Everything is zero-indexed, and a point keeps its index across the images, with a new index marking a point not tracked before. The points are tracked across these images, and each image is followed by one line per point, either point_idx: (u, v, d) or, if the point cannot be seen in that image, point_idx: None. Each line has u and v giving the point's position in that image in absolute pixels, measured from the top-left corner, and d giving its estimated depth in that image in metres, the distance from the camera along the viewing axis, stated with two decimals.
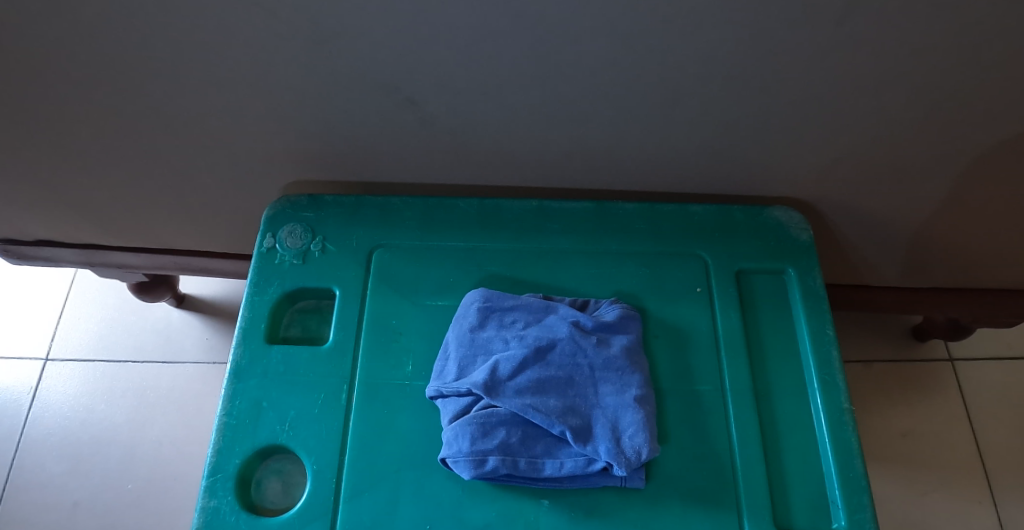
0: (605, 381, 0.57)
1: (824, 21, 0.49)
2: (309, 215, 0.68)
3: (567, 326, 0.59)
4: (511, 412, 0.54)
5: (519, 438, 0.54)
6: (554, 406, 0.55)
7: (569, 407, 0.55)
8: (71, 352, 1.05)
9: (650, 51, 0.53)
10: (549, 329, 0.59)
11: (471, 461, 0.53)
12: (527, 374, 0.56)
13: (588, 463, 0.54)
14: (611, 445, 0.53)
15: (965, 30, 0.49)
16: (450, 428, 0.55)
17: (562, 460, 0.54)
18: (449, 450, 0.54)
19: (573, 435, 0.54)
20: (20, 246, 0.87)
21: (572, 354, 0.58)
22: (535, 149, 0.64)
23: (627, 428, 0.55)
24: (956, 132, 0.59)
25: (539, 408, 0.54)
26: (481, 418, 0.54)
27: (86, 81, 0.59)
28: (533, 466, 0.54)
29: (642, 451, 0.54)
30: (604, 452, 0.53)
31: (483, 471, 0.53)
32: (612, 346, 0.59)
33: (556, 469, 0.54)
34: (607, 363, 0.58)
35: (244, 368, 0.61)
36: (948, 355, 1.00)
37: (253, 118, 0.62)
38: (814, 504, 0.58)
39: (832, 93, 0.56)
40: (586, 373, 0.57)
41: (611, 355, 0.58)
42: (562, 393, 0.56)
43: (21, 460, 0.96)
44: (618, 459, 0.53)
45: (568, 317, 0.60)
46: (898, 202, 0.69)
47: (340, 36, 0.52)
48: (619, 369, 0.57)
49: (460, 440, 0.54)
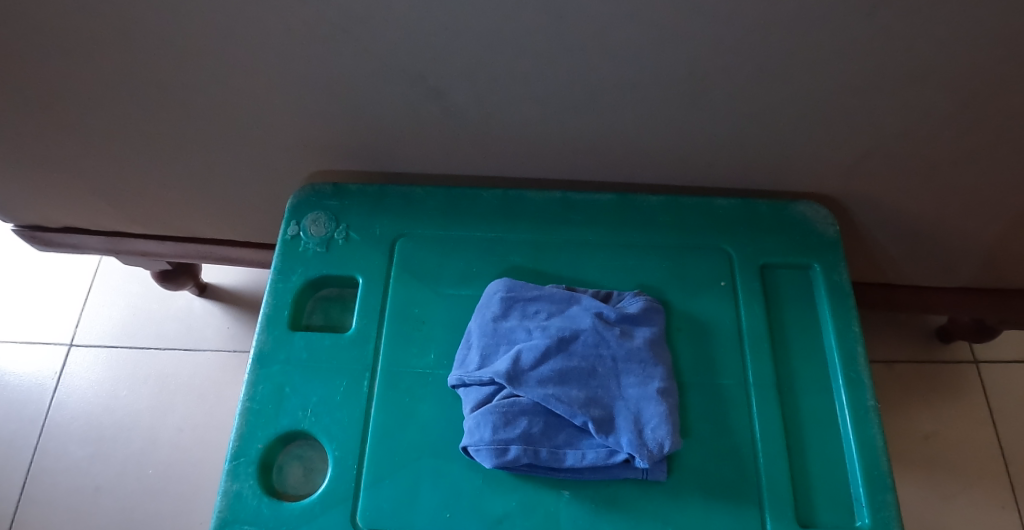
0: (628, 374, 0.57)
1: (855, 15, 0.49)
2: (333, 203, 0.68)
3: (590, 317, 0.59)
4: (534, 402, 0.54)
5: (542, 429, 0.54)
6: (577, 397, 0.55)
7: (591, 398, 0.55)
8: (95, 338, 1.06)
9: (675, 42, 0.52)
10: (572, 320, 0.59)
11: (493, 450, 0.53)
12: (550, 364, 0.56)
13: (610, 455, 0.53)
14: (633, 437, 0.53)
15: (1000, 24, 0.48)
16: (472, 417, 0.55)
17: (584, 451, 0.54)
18: (472, 439, 0.54)
19: (595, 426, 0.54)
20: (46, 233, 0.89)
21: (595, 345, 0.58)
22: (558, 141, 0.64)
23: (650, 420, 0.54)
24: (988, 128, 0.58)
25: (561, 398, 0.54)
26: (504, 407, 0.54)
27: (114, 70, 0.60)
28: (555, 456, 0.54)
29: (664, 443, 0.53)
30: (626, 443, 0.53)
31: (505, 459, 0.53)
32: (635, 338, 0.58)
33: (578, 459, 0.53)
34: (630, 355, 0.57)
35: (267, 354, 0.62)
36: (975, 357, 0.99)
37: (277, 109, 0.63)
38: (836, 500, 0.58)
39: (864, 87, 0.55)
40: (609, 365, 0.57)
41: (634, 346, 0.58)
42: (585, 384, 0.56)
43: (46, 443, 0.98)
44: (641, 450, 0.53)
45: (591, 308, 0.60)
46: (927, 198, 0.68)
47: (365, 26, 0.52)
48: (641, 361, 0.57)
49: (482, 428, 0.54)
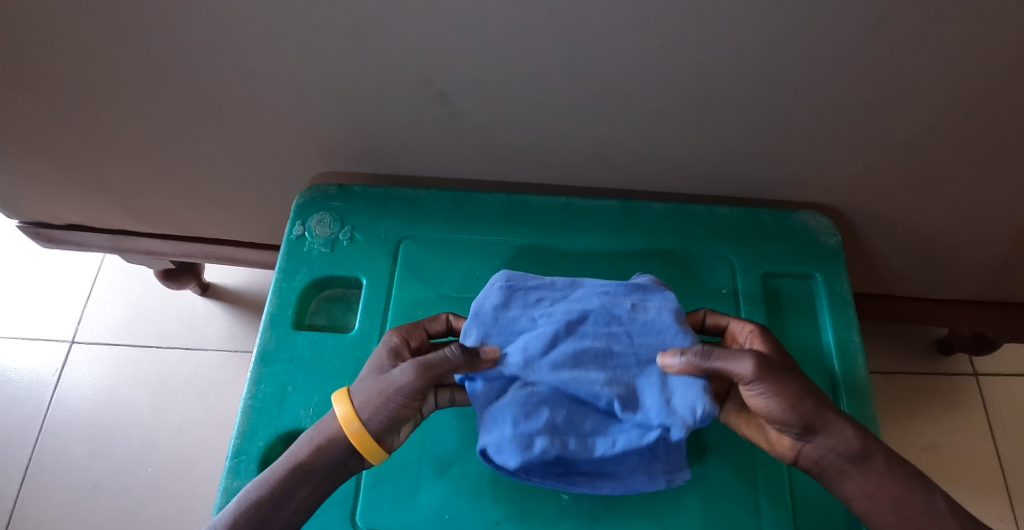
0: (647, 348, 0.53)
1: (859, 27, 0.49)
2: (338, 204, 0.69)
3: (598, 297, 0.55)
4: (551, 388, 0.51)
5: (566, 418, 0.51)
6: (597, 377, 0.51)
7: (612, 377, 0.51)
8: (96, 336, 1.06)
9: (681, 51, 0.53)
10: (579, 302, 0.55)
11: (518, 447, 0.50)
12: (562, 347, 0.52)
13: (643, 434, 0.50)
14: (661, 409, 0.50)
15: (1001, 38, 0.49)
16: (489, 416, 0.52)
17: (613, 437, 0.51)
18: (491, 437, 0.51)
19: (621, 405, 0.50)
20: (51, 230, 0.89)
21: (607, 323, 0.54)
22: (563, 146, 0.65)
23: (677, 390, 0.50)
24: (989, 141, 0.59)
25: (581, 380, 0.51)
26: (521, 399, 0.51)
27: (124, 69, 0.60)
28: (584, 446, 0.51)
29: (696, 407, 0.49)
30: (655, 417, 0.50)
31: (533, 454, 0.50)
32: (648, 310, 0.54)
33: (608, 447, 0.51)
34: (646, 328, 0.53)
35: (270, 352, 0.62)
36: (975, 370, 0.99)
37: (285, 110, 0.63)
38: (835, 508, 0.58)
39: (867, 98, 0.56)
40: (625, 342, 0.53)
41: (649, 319, 0.54)
42: (603, 364, 0.52)
43: (46, 439, 0.98)
44: (672, 420, 0.49)
45: (597, 289, 0.56)
46: (927, 210, 0.68)
47: (375, 29, 0.53)
48: (661, 331, 0.53)
49: (501, 425, 0.51)
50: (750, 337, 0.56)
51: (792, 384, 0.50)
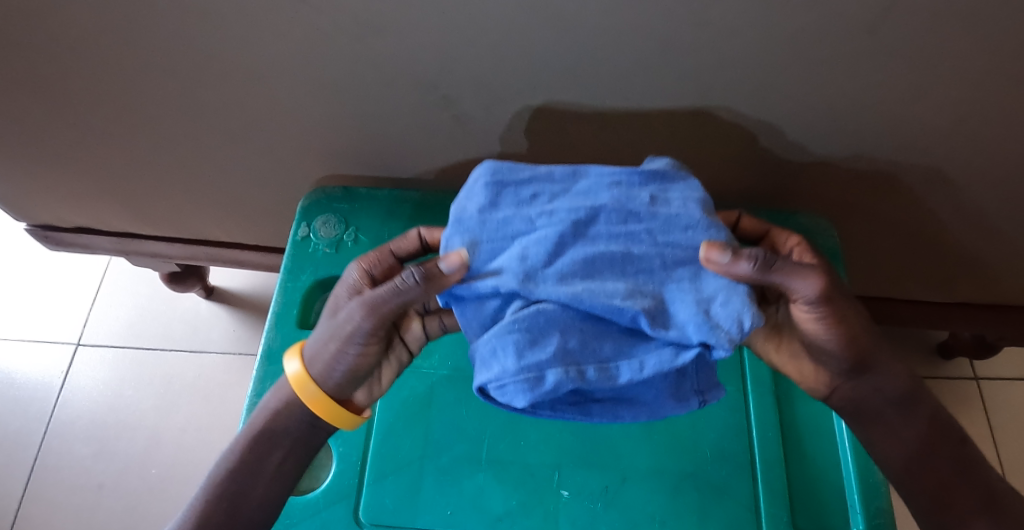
0: (672, 249, 0.45)
1: (855, 33, 0.50)
2: (343, 206, 0.70)
3: (607, 189, 0.47)
4: (560, 305, 0.43)
5: (581, 341, 0.43)
6: (617, 289, 0.43)
7: (634, 287, 0.44)
8: (102, 338, 1.07)
9: (679, 57, 0.54)
10: (587, 196, 0.47)
11: (525, 382, 0.43)
12: (569, 255, 0.44)
13: (677, 353, 0.43)
14: (700, 323, 0.42)
15: (995, 45, 0.50)
16: (487, 344, 0.44)
17: (642, 360, 0.43)
18: (491, 373, 0.43)
19: (648, 322, 0.43)
20: (59, 233, 0.90)
21: (621, 221, 0.46)
22: (565, 149, 0.66)
23: (716, 297, 0.43)
24: (985, 146, 0.60)
25: (597, 293, 0.43)
26: (526, 323, 0.43)
27: (134, 73, 0.61)
28: (606, 373, 0.43)
29: (742, 318, 0.42)
30: (693, 332, 0.42)
31: (544, 390, 0.43)
32: (670, 204, 0.47)
33: (636, 371, 0.43)
34: (669, 224, 0.46)
35: (276, 351, 0.63)
36: (975, 373, 0.99)
37: (291, 113, 0.64)
38: (832, 506, 0.58)
39: (863, 103, 0.57)
40: (646, 242, 0.45)
41: (671, 214, 0.46)
42: (621, 272, 0.44)
43: (51, 440, 0.99)
44: (716, 336, 0.41)
45: (605, 177, 0.48)
46: (925, 213, 0.69)
47: (380, 34, 0.54)
48: (685, 228, 0.46)
49: (503, 357, 0.43)
50: (801, 249, 0.54)
51: (857, 319, 0.51)
